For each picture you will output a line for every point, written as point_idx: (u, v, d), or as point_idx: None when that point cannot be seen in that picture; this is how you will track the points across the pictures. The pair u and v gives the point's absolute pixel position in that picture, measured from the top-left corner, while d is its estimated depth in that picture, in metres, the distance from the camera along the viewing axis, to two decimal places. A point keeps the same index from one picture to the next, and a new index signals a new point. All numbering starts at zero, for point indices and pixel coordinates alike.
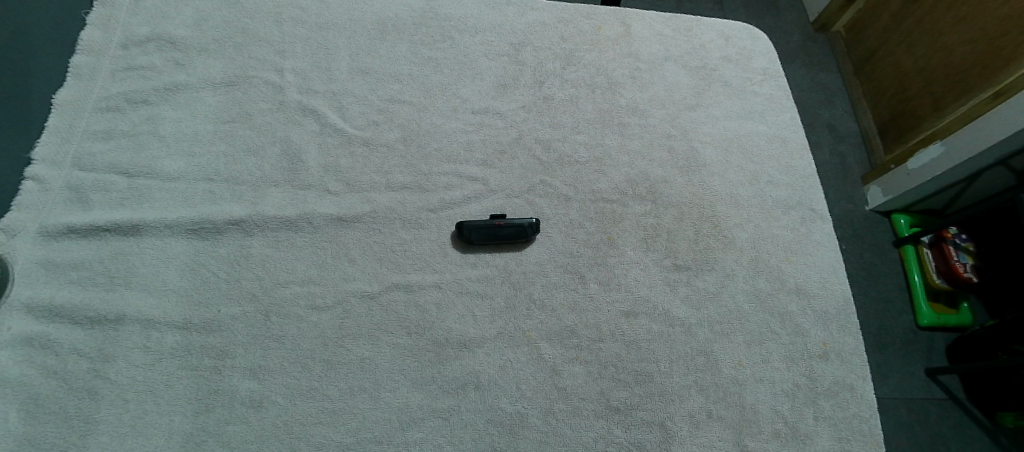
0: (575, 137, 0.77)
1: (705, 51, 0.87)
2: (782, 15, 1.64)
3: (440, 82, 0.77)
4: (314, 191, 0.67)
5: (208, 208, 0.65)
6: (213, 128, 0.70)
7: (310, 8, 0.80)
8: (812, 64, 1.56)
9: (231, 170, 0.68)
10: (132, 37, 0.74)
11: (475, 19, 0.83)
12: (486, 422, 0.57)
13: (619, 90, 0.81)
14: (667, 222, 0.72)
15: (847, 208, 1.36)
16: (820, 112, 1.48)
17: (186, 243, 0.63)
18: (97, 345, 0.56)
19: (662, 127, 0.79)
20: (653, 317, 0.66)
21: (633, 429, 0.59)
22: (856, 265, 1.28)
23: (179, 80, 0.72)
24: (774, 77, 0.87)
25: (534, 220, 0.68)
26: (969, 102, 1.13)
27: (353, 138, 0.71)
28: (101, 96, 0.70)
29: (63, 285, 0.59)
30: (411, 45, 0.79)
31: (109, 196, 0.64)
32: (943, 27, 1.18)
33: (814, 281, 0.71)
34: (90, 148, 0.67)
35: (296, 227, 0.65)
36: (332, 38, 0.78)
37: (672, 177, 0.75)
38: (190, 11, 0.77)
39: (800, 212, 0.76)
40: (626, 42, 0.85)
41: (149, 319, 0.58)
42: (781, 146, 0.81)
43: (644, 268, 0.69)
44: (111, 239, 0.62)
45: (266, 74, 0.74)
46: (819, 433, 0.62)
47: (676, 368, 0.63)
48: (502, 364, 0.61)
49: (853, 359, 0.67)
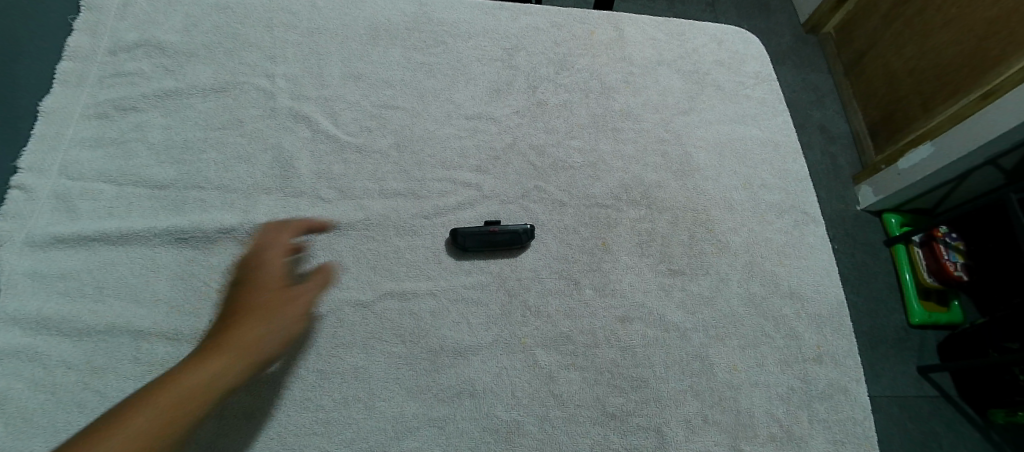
0: (569, 143, 0.76)
1: (698, 55, 0.87)
2: (773, 17, 1.65)
3: (433, 87, 0.77)
4: (307, 198, 0.67)
5: (198, 216, 0.64)
6: (203, 135, 0.69)
7: (301, 13, 0.79)
8: (803, 66, 1.57)
9: (222, 177, 0.67)
10: (120, 43, 0.73)
11: (467, 24, 0.82)
12: (482, 430, 0.57)
13: (613, 95, 0.81)
14: (662, 227, 0.72)
15: (839, 208, 1.37)
16: (812, 114, 1.49)
17: (177, 252, 0.62)
18: (86, 357, 0.55)
19: (657, 131, 0.79)
20: (649, 322, 0.66)
21: (629, 435, 0.59)
22: (848, 265, 1.29)
23: (168, 86, 0.71)
24: (766, 80, 0.87)
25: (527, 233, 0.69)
26: (958, 103, 1.14)
27: (346, 145, 0.71)
28: (88, 104, 0.69)
29: (51, 295, 0.58)
30: (404, 50, 0.79)
31: (97, 204, 0.64)
32: (933, 28, 1.19)
33: (808, 283, 0.71)
34: (78, 156, 0.66)
35: (289, 234, 0.64)
36: (323, 44, 0.77)
37: (666, 181, 0.75)
38: (179, 16, 0.76)
39: (793, 216, 0.76)
40: (619, 46, 0.85)
41: (139, 329, 0.57)
42: (774, 149, 0.81)
43: (639, 274, 0.68)
44: (100, 250, 0.61)
45: (257, 80, 0.73)
46: (813, 436, 0.63)
47: (671, 373, 0.63)
48: (498, 371, 0.60)
49: (848, 362, 0.67)
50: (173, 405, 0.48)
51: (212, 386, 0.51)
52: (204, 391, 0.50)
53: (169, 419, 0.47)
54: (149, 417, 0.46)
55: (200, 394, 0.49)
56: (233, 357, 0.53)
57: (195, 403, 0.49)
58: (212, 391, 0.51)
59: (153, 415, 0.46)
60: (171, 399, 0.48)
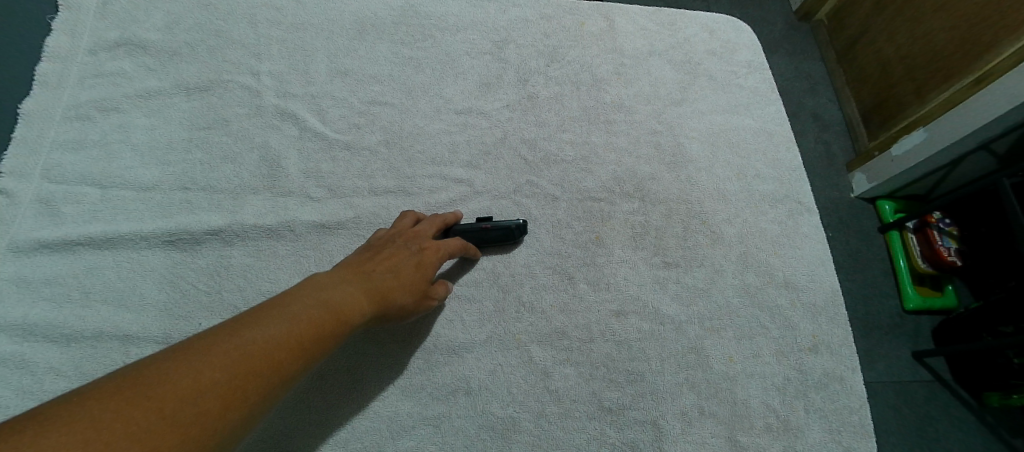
0: (561, 136, 0.76)
1: (690, 44, 0.86)
2: (765, 5, 1.64)
3: (422, 82, 0.76)
4: (295, 197, 0.66)
5: (185, 218, 0.63)
6: (188, 135, 0.68)
7: (286, 8, 0.78)
8: (796, 54, 1.56)
9: (209, 178, 0.66)
10: (101, 43, 0.72)
11: (456, 17, 0.81)
12: (478, 428, 0.57)
13: (605, 87, 0.80)
14: (656, 219, 0.72)
15: (833, 196, 1.37)
16: (805, 102, 1.49)
17: (164, 255, 0.61)
18: (74, 364, 0.55)
19: (649, 123, 0.78)
20: (644, 315, 0.65)
21: (625, 429, 0.59)
22: (843, 252, 1.29)
23: (152, 86, 0.70)
24: (759, 69, 0.86)
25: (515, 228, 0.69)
26: (950, 88, 1.13)
27: (334, 142, 0.70)
28: (69, 105, 0.68)
29: (36, 302, 0.57)
30: (391, 45, 0.77)
31: (82, 208, 0.62)
32: (924, 13, 1.19)
33: (803, 273, 0.71)
34: (60, 159, 0.65)
35: (278, 235, 0.63)
36: (309, 40, 0.76)
37: (659, 173, 0.75)
38: (161, 14, 0.75)
39: (787, 205, 0.76)
40: (610, 37, 0.84)
41: (127, 334, 0.57)
42: (767, 139, 0.80)
43: (633, 267, 0.68)
44: (86, 254, 0.60)
45: (242, 78, 0.72)
46: (809, 426, 0.63)
47: (666, 366, 0.63)
48: (492, 368, 0.60)
49: (843, 351, 0.67)
50: (312, 323, 0.46)
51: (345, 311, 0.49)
52: (340, 316, 0.48)
53: (309, 330, 0.45)
54: (291, 325, 0.44)
55: (336, 314, 0.48)
56: (367, 291, 0.52)
57: (332, 325, 0.47)
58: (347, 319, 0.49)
59: (297, 323, 0.45)
60: (311, 313, 0.46)
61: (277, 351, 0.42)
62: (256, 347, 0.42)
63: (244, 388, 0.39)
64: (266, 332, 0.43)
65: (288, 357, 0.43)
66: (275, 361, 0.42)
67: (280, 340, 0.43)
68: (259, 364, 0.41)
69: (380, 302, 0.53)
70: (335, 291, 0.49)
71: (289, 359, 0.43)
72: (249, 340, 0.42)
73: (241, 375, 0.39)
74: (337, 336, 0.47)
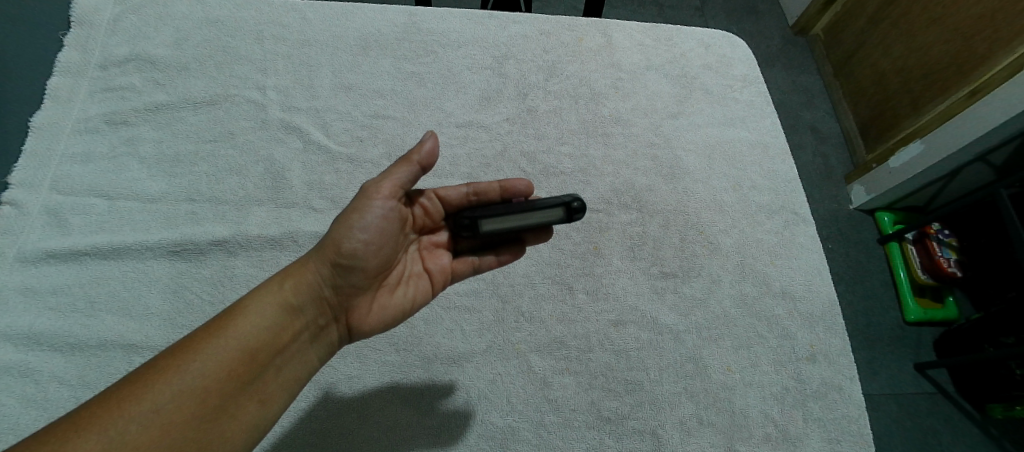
0: (560, 149, 0.77)
1: (686, 59, 0.88)
2: (762, 20, 1.67)
3: (424, 96, 0.77)
4: (299, 209, 0.67)
5: (190, 228, 0.64)
6: (195, 148, 0.70)
7: (292, 25, 0.80)
8: (792, 68, 1.58)
9: (214, 190, 0.67)
10: (111, 58, 0.74)
11: (457, 33, 0.83)
12: (477, 438, 0.57)
13: (603, 100, 0.82)
14: (653, 230, 0.73)
15: (832, 208, 1.38)
16: (802, 114, 1.50)
17: (168, 265, 0.62)
18: (77, 372, 0.55)
19: (646, 136, 0.80)
20: (642, 325, 0.66)
21: (623, 438, 0.60)
22: (843, 263, 1.29)
23: (160, 100, 0.72)
24: (753, 83, 0.88)
25: (574, 198, 0.51)
26: (945, 100, 1.15)
27: (337, 155, 0.71)
28: (79, 118, 0.70)
29: (42, 311, 0.58)
30: (394, 60, 0.79)
31: (88, 219, 0.64)
32: (919, 27, 1.21)
33: (800, 283, 0.72)
34: (68, 171, 0.67)
35: (281, 245, 0.64)
36: (314, 55, 0.78)
37: (656, 185, 0.76)
38: (169, 30, 0.77)
39: (783, 216, 0.77)
40: (608, 52, 0.86)
41: (132, 344, 0.57)
42: (762, 151, 0.82)
43: (631, 277, 0.69)
44: (92, 264, 0.61)
45: (247, 93, 0.74)
46: (808, 435, 0.63)
47: (666, 375, 0.63)
48: (491, 377, 0.61)
49: (841, 360, 0.68)
50: (238, 345, 0.45)
51: (271, 311, 0.48)
52: (274, 322, 0.47)
53: (238, 358, 0.45)
54: (214, 360, 0.44)
55: (264, 324, 0.47)
56: (291, 278, 0.50)
57: (261, 335, 0.46)
58: (288, 317, 0.48)
59: (218, 352, 0.44)
60: (237, 334, 0.45)
61: (204, 393, 0.42)
62: (178, 391, 0.41)
63: (176, 434, 0.40)
64: (185, 371, 0.42)
65: (218, 394, 0.43)
66: (204, 404, 0.42)
67: (205, 379, 0.43)
68: (189, 413, 0.41)
69: (315, 271, 0.50)
70: (256, 296, 0.48)
71: (223, 395, 0.43)
72: (167, 388, 0.41)
73: (176, 429, 0.40)
74: (275, 346, 0.47)
